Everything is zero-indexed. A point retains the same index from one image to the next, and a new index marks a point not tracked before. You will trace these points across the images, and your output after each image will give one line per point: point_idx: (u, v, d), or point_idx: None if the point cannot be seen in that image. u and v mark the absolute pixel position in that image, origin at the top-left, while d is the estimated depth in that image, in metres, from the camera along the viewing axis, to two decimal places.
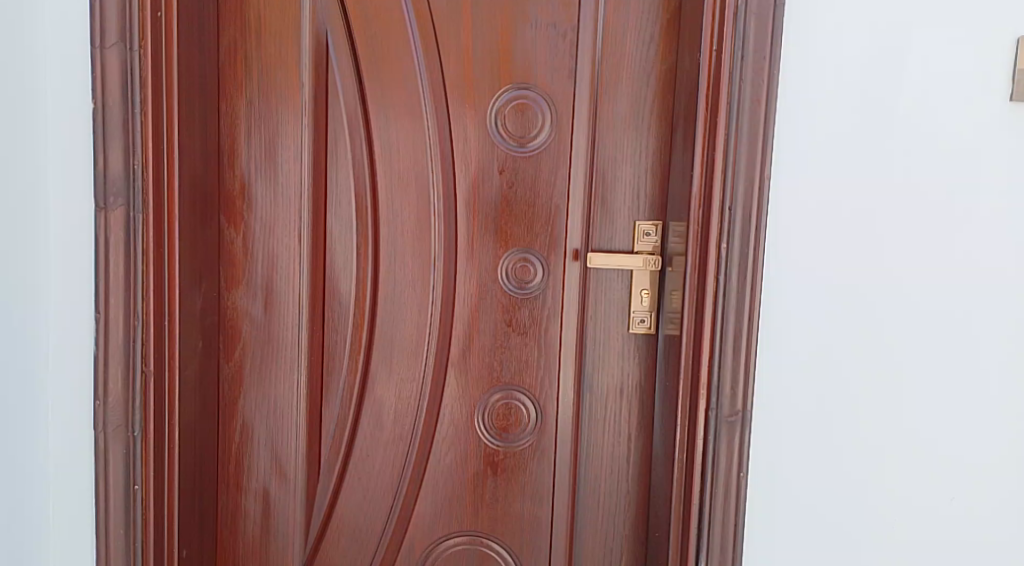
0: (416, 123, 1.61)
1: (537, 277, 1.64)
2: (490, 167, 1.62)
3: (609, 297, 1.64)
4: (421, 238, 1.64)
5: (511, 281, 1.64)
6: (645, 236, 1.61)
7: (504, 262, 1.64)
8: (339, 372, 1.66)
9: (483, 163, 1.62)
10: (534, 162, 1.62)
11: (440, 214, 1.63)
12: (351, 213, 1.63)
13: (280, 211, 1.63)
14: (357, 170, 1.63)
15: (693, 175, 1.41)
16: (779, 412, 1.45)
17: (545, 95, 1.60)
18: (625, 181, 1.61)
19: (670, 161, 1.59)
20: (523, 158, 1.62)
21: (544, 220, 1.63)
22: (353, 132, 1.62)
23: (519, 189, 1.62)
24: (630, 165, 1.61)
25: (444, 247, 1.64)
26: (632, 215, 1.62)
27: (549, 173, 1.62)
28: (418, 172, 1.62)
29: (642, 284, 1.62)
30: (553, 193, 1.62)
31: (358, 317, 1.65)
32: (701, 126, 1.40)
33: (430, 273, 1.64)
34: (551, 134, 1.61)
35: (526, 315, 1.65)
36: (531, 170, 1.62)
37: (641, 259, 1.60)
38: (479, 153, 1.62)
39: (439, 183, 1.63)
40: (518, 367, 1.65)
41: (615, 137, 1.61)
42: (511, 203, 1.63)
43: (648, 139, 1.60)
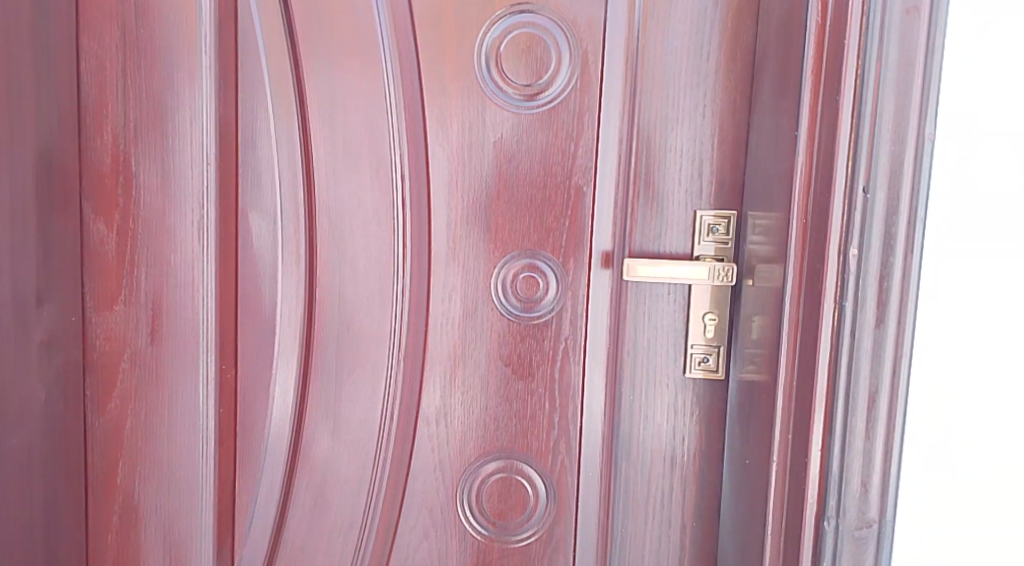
0: (367, 69, 1.09)
1: (548, 291, 1.11)
2: (480, 130, 1.10)
3: (655, 324, 1.10)
4: (377, 237, 1.12)
5: (510, 299, 1.12)
6: (710, 234, 1.08)
7: (500, 272, 1.11)
8: (261, 430, 1.15)
9: (468, 128, 1.10)
10: (545, 122, 1.09)
11: (407, 202, 1.11)
12: (277, 200, 1.12)
13: (169, 198, 1.11)
14: (283, 138, 1.11)
15: (800, 139, 0.87)
16: (944, 520, 0.87)
17: (560, 22, 1.07)
18: (681, 152, 1.08)
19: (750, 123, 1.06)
20: (530, 119, 1.09)
21: (559, 211, 1.10)
22: (276, 83, 1.10)
23: (522, 163, 1.10)
24: (689, 129, 1.07)
25: (413, 251, 1.12)
26: (690, 202, 1.08)
27: (566, 141, 1.09)
28: (372, 140, 1.10)
29: (704, 307, 1.08)
30: (572, 171, 1.09)
31: (289, 351, 1.14)
32: (812, 60, 0.87)
33: (391, 289, 1.12)
34: (571, 82, 1.08)
35: (532, 348, 1.12)
36: (540, 136, 1.09)
37: (709, 269, 1.05)
38: (463, 112, 1.10)
39: (404, 158, 1.10)
40: (521, 424, 1.13)
41: (665, 87, 1.07)
42: (511, 187, 1.10)
43: (715, 90, 1.06)
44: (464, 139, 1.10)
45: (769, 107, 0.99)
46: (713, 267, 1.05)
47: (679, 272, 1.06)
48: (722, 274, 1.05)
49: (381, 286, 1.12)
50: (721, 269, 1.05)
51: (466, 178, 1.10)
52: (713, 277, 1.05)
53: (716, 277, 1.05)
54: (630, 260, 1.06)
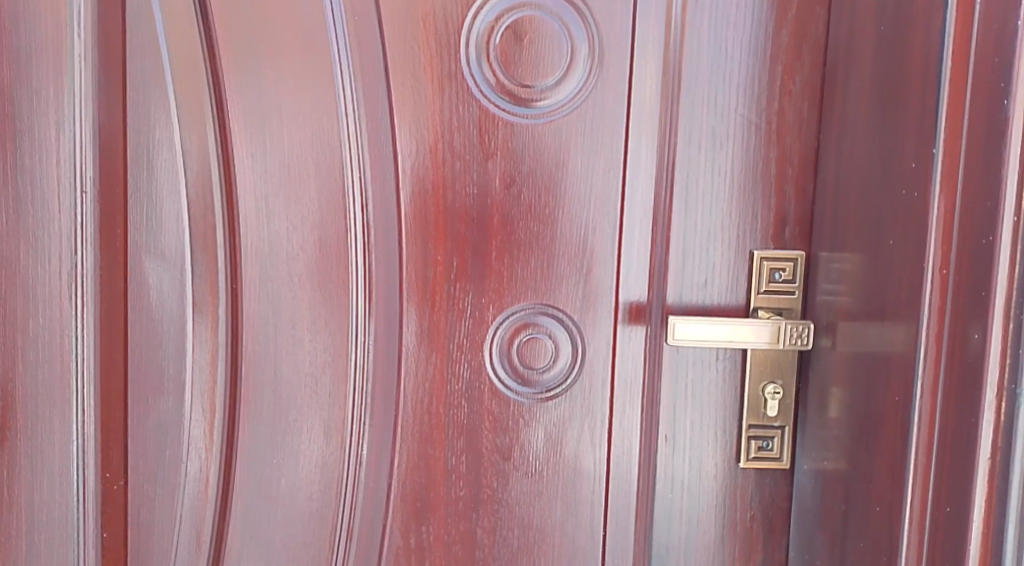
0: (314, 63, 0.80)
1: (558, 360, 0.84)
2: (468, 145, 0.81)
3: (700, 399, 0.84)
4: (326, 291, 0.82)
5: (511, 372, 0.84)
6: (772, 280, 0.82)
7: (498, 336, 0.83)
8: (167, 556, 0.84)
9: (449, 143, 0.81)
10: (554, 134, 0.81)
11: (370, 245, 0.82)
12: (183, 242, 0.81)
13: (25, 241, 0.79)
14: (193, 156, 0.80)
15: (936, 168, 0.65)
16: None
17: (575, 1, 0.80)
18: (732, 178, 0.81)
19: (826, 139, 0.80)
20: (533, 131, 0.81)
21: (573, 254, 0.82)
22: (181, 81, 0.79)
23: (524, 189, 0.82)
24: (741, 147, 0.81)
25: (377, 311, 0.83)
26: (743, 241, 0.82)
27: (582, 161, 0.81)
28: (319, 161, 0.81)
29: (765, 375, 0.83)
30: (591, 201, 0.82)
31: (203, 449, 0.83)
32: (954, 60, 0.64)
33: (346, 361, 0.83)
34: (587, 85, 0.81)
35: (539, 435, 0.85)
36: (548, 154, 0.81)
37: (771, 328, 0.80)
38: (444, 122, 0.81)
39: (366, 186, 0.81)
40: (524, 535, 0.85)
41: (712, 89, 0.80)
42: (509, 222, 0.82)
43: (779, 94, 0.81)
44: (444, 158, 0.81)
45: (864, 118, 0.75)
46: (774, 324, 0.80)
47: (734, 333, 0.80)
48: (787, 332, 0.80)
49: (335, 358, 0.83)
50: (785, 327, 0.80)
51: (448, 213, 0.82)
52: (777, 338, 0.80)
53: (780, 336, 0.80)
54: (674, 318, 0.79)
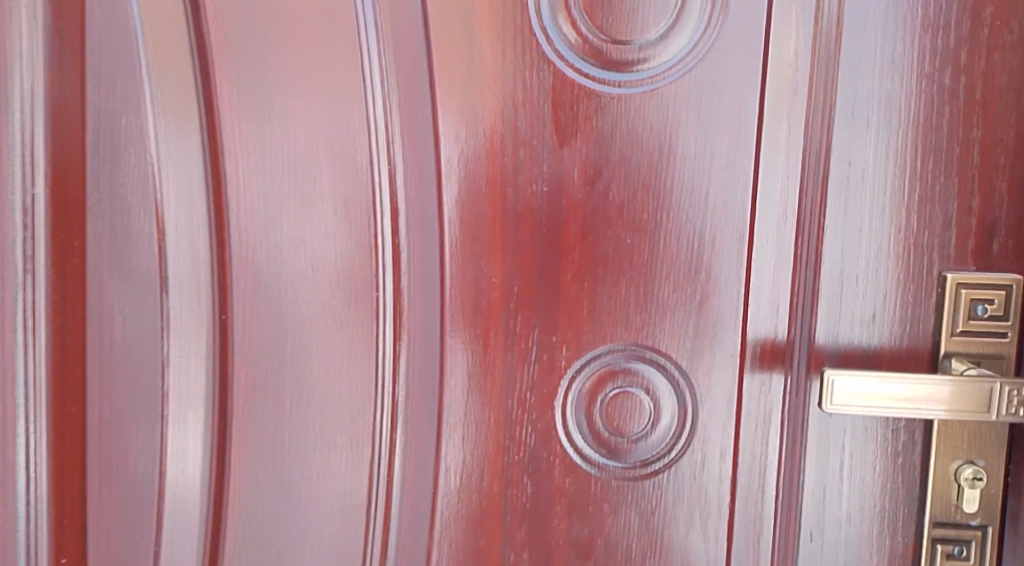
0: (329, 14, 0.58)
1: (662, 423, 0.60)
2: (535, 126, 0.59)
3: (860, 481, 0.59)
4: (344, 325, 0.60)
5: (594, 439, 0.61)
6: (972, 317, 0.57)
7: (575, 389, 0.61)
8: None
9: (509, 123, 0.59)
10: (655, 110, 0.58)
11: (405, 262, 0.60)
12: (157, 257, 0.59)
13: None
14: (172, 141, 0.58)
15: None
16: None
17: None
18: (916, 170, 0.56)
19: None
20: (627, 105, 0.58)
21: (681, 276, 0.59)
22: (154, 32, 0.58)
23: (614, 186, 0.59)
24: (931, 126, 0.56)
25: (412, 351, 0.61)
26: (930, 260, 0.57)
27: (696, 145, 0.58)
28: (334, 147, 0.59)
29: (959, 453, 0.58)
30: (708, 202, 0.58)
31: (180, 536, 0.61)
32: None
33: (370, 419, 0.61)
34: (703, 41, 0.57)
35: (630, 525, 0.61)
36: (646, 136, 0.58)
37: (973, 390, 0.54)
38: (503, 94, 0.59)
39: (399, 182, 0.60)
40: None
41: (888, 41, 0.56)
42: (592, 231, 0.59)
43: (987, 45, 0.55)
44: (502, 144, 0.59)
45: None
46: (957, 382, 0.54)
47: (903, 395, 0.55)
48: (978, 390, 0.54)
49: (356, 416, 0.61)
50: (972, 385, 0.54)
51: (508, 220, 0.60)
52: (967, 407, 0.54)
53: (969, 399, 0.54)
54: (829, 371, 0.55)
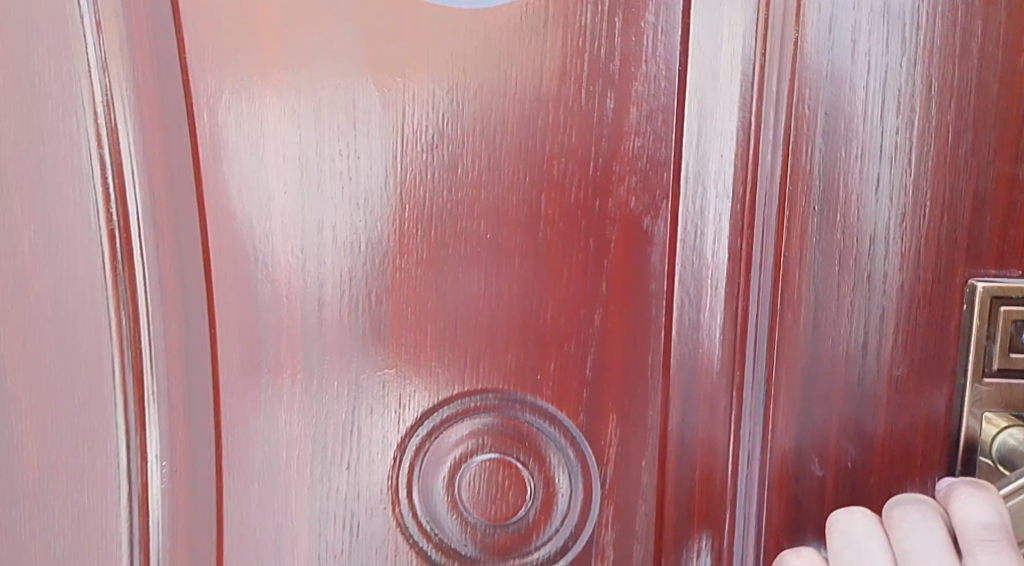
0: None
1: (555, 506, 0.40)
2: (346, 61, 0.38)
3: None
4: (54, 380, 0.38)
5: (452, 524, 0.40)
6: (1016, 351, 0.37)
7: (428, 447, 0.40)
8: None
9: (301, 58, 0.38)
10: (532, 31, 0.37)
11: (146, 285, 0.38)
12: None
13: None
14: None
15: None
16: None
17: None
18: (933, 121, 0.36)
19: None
20: (481, 27, 0.37)
21: (573, 285, 0.39)
22: None
23: (467, 151, 0.38)
24: (953, 53, 0.36)
25: (172, 421, 0.39)
26: (951, 261, 0.37)
27: (590, 88, 0.38)
28: (25, 95, 0.37)
29: None
30: (609, 173, 0.38)
31: None
32: None
33: (111, 525, 0.39)
34: None
35: None
36: (515, 71, 0.38)
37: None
38: (288, 11, 0.37)
39: (128, 154, 0.37)
40: None
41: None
42: (435, 219, 0.39)
43: None
44: (290, 94, 0.38)
45: None
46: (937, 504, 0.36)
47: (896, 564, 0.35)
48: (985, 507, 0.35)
49: (81, 519, 0.39)
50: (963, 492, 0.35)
51: (304, 214, 0.39)
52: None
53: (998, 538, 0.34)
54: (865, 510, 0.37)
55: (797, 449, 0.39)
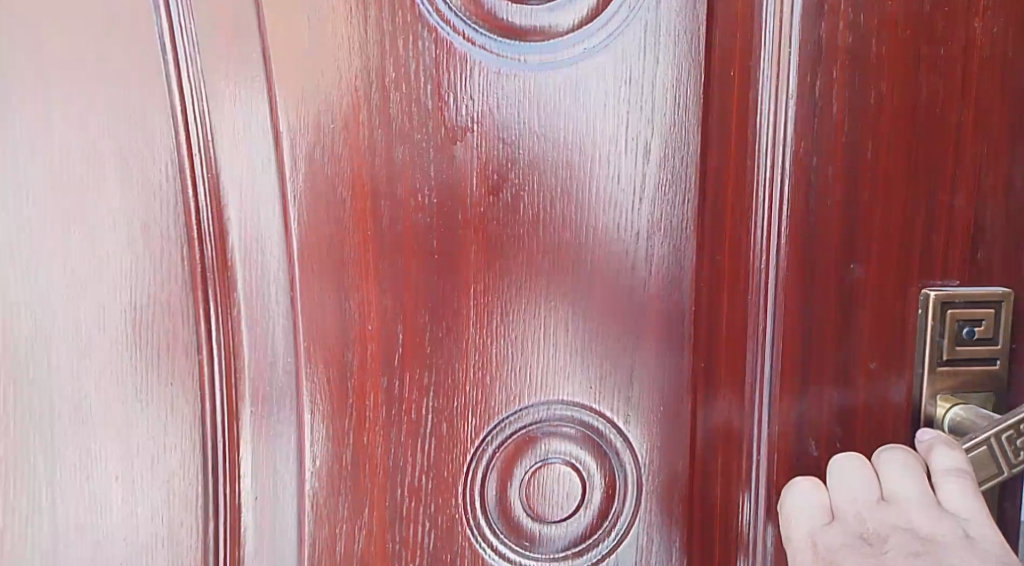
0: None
1: (591, 497, 0.51)
2: (416, 123, 0.48)
3: None
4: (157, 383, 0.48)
5: (509, 526, 0.50)
6: (959, 342, 0.47)
7: (483, 469, 0.50)
8: None
9: (377, 118, 0.48)
10: (567, 99, 0.49)
11: (245, 303, 0.48)
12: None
13: None
14: None
15: None
16: None
17: None
18: (893, 166, 0.45)
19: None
20: (529, 94, 0.48)
21: (603, 291, 0.50)
22: None
23: (519, 197, 0.49)
24: (907, 111, 0.45)
25: (260, 411, 0.48)
26: (911, 278, 0.47)
27: (612, 141, 0.49)
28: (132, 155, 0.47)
29: None
30: (628, 204, 0.50)
31: None
32: None
33: (199, 500, 0.48)
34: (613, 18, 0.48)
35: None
36: (555, 130, 0.49)
37: (983, 450, 0.44)
38: (362, 84, 0.47)
39: (232, 201, 0.47)
40: None
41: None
42: (492, 250, 0.49)
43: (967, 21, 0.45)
44: (366, 146, 0.48)
45: None
46: (919, 454, 0.44)
47: (881, 490, 0.43)
48: (959, 459, 0.43)
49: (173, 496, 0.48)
50: (940, 447, 0.44)
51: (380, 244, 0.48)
52: (979, 463, 0.44)
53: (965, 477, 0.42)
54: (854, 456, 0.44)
55: (797, 433, 0.47)
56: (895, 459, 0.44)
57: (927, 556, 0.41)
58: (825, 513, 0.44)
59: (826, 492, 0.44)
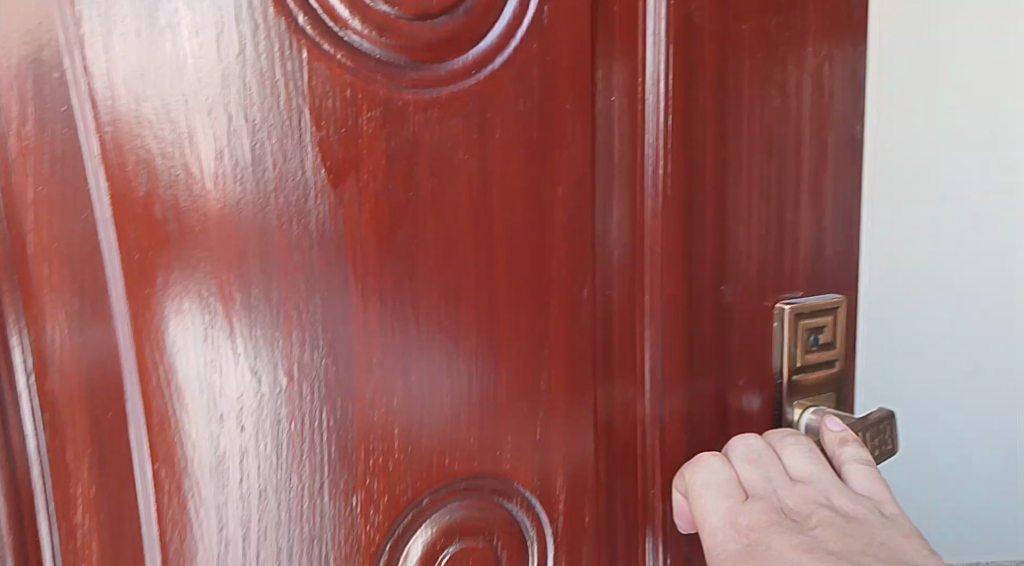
0: None
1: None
2: (293, 137, 0.35)
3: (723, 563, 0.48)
4: None
5: None
6: (809, 349, 0.50)
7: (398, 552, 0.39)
8: None
9: (245, 150, 0.35)
10: (482, 94, 0.38)
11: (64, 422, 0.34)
12: None
13: None
14: None
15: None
16: None
17: None
18: (752, 194, 0.47)
19: (858, 117, 0.50)
20: (434, 88, 0.37)
21: (530, 300, 0.41)
22: None
23: (436, 179, 0.37)
24: (761, 141, 0.46)
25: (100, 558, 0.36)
26: (767, 300, 0.48)
27: (533, 117, 0.39)
28: None
29: None
30: (553, 206, 0.41)
31: None
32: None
33: None
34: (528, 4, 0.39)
35: None
36: (471, 108, 0.38)
37: None
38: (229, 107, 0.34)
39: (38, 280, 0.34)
40: None
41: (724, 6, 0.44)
42: (400, 256, 0.37)
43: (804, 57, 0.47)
44: (233, 192, 0.35)
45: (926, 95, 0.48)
46: (824, 443, 0.47)
47: (788, 472, 0.45)
48: (860, 451, 0.46)
49: None
50: (847, 441, 0.47)
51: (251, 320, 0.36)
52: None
53: (864, 464, 0.45)
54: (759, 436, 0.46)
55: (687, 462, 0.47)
56: (797, 442, 0.46)
57: (852, 529, 0.41)
58: (736, 490, 0.44)
59: (734, 469, 0.45)
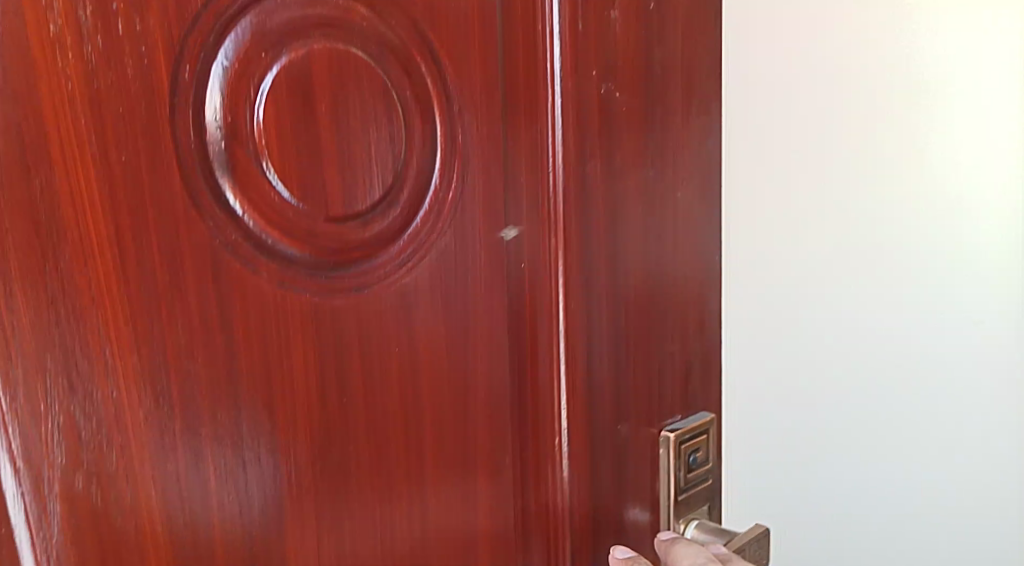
0: None
1: None
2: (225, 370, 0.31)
3: None
4: None
5: None
6: (690, 470, 0.52)
7: None
8: None
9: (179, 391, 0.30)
10: (404, 289, 0.36)
11: None
12: None
13: None
14: None
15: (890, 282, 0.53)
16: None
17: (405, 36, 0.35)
18: (635, 338, 0.48)
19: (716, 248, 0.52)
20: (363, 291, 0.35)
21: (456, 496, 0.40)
22: None
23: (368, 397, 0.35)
24: (643, 287, 0.48)
25: None
26: (651, 429, 0.50)
27: (452, 314, 0.39)
28: None
29: None
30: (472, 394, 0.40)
31: None
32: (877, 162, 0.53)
33: None
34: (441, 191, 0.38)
35: None
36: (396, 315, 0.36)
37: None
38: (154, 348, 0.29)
39: None
40: None
41: (608, 149, 0.44)
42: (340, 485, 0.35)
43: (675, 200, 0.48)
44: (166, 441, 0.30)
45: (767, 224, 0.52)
46: None
47: None
48: None
49: None
50: None
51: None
52: None
53: None
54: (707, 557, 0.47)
55: None
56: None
57: None
58: None
59: None
